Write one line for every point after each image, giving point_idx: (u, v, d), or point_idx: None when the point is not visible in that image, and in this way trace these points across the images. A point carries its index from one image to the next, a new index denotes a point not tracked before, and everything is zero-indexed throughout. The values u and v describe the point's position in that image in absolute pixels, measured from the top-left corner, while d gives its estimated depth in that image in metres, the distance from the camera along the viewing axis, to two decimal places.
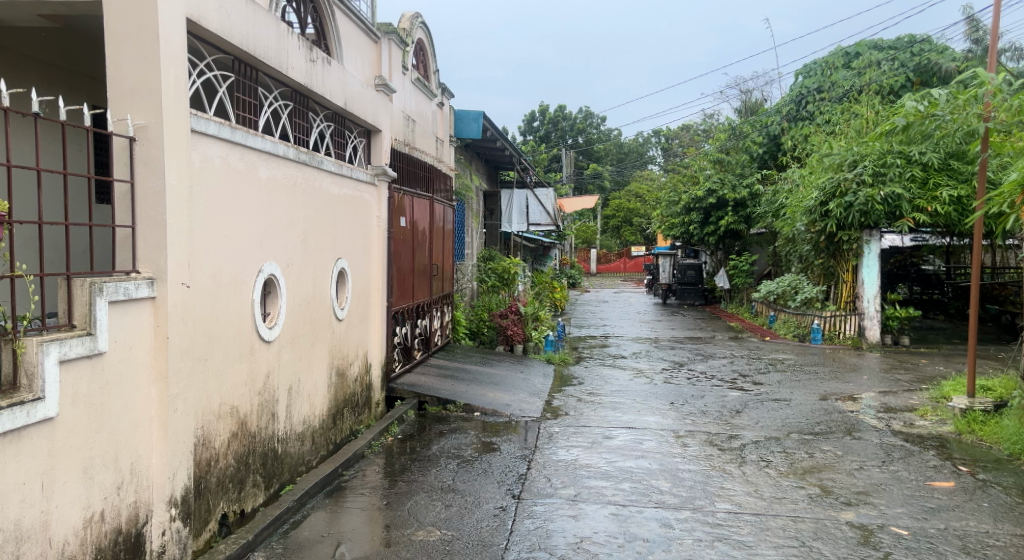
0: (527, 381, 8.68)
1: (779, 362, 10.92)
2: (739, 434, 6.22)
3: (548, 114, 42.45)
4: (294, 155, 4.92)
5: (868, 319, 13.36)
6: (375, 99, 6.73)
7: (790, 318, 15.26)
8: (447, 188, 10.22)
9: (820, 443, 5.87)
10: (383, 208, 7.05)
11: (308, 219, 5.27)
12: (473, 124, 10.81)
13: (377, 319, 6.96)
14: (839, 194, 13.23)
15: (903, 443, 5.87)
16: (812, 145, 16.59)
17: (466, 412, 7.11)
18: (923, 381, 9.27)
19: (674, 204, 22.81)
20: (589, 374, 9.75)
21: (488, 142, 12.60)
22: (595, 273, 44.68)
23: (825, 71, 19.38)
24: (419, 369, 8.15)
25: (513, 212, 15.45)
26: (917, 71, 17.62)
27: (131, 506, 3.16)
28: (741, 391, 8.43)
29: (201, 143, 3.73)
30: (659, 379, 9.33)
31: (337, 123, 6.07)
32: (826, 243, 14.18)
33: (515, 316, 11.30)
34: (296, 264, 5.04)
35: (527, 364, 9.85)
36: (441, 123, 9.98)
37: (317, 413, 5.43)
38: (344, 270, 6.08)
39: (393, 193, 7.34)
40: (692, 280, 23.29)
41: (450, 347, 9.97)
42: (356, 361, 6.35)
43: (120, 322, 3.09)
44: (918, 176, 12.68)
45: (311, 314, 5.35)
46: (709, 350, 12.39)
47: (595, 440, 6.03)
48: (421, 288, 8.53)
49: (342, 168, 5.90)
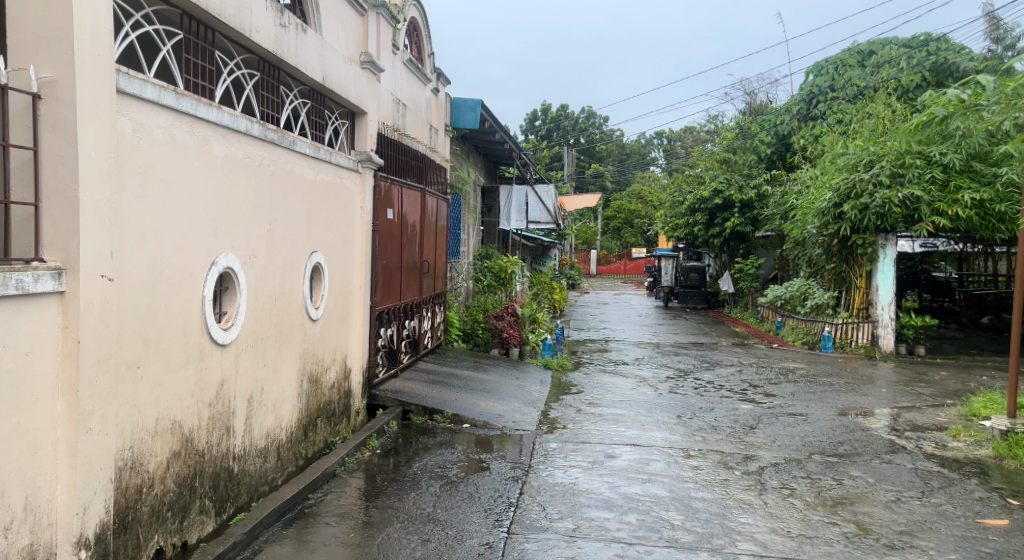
0: (523, 389, 8.08)
1: (791, 372, 10.30)
2: (756, 455, 5.61)
3: (550, 113, 41.63)
4: (260, 131, 4.32)
5: (882, 328, 12.78)
6: (360, 77, 6.12)
7: (798, 325, 14.61)
8: (441, 180, 9.62)
9: (848, 468, 5.29)
10: (368, 198, 6.44)
11: (278, 205, 4.68)
12: (470, 114, 10.19)
13: (358, 320, 6.38)
14: (855, 195, 12.65)
15: (940, 470, 5.30)
16: (825, 145, 15.97)
17: (455, 424, 6.48)
18: (948, 396, 8.70)
19: (678, 204, 22.19)
20: (589, 382, 9.14)
21: (487, 134, 11.99)
22: (595, 274, 43.97)
23: (838, 69, 18.80)
24: (406, 374, 7.53)
25: (512, 209, 14.84)
26: (933, 70, 17.08)
27: (25, 549, 2.55)
28: (753, 403, 7.82)
29: (134, 108, 3.11)
30: (664, 388, 8.73)
31: (314, 100, 5.46)
32: (838, 247, 13.59)
33: (512, 317, 10.74)
34: (259, 257, 4.43)
35: (523, 370, 9.23)
36: (435, 110, 9.39)
37: (284, 425, 4.82)
38: (320, 265, 5.47)
39: (379, 182, 6.73)
40: (695, 283, 22.63)
41: (441, 351, 9.35)
42: (332, 367, 5.74)
43: (10, 321, 2.48)
44: (938, 178, 12.12)
45: (280, 314, 4.76)
46: (716, 358, 11.76)
47: (596, 459, 5.42)
48: (410, 287, 7.95)
49: (319, 151, 5.30)
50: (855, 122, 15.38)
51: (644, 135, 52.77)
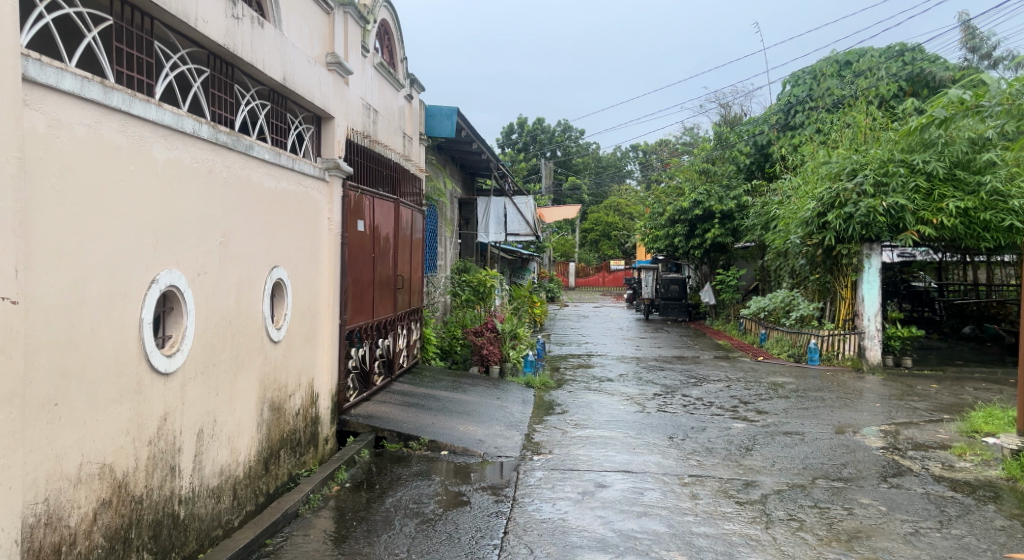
0: (505, 410, 7.64)
1: (781, 387, 9.95)
2: (756, 481, 5.22)
3: (527, 126, 41.33)
4: (209, 133, 3.87)
5: (869, 339, 12.51)
6: (326, 80, 5.69)
7: (783, 337, 14.34)
8: (416, 191, 9.20)
9: (856, 494, 4.93)
10: (336, 209, 6.01)
11: (233, 216, 4.23)
12: (447, 122, 9.78)
13: (326, 341, 5.94)
14: (839, 205, 12.41)
15: (954, 495, 4.96)
16: (806, 154, 15.78)
17: (432, 451, 6.02)
18: (944, 410, 8.40)
19: (657, 216, 21.93)
20: (572, 401, 8.73)
21: (464, 144, 11.62)
22: (574, 287, 43.65)
23: (815, 80, 18.63)
24: (380, 398, 7.06)
25: (490, 221, 14.45)
26: (909, 79, 16.96)
27: None
28: (746, 422, 7.46)
29: (47, 101, 2.67)
30: (652, 406, 8.34)
31: (275, 102, 5.02)
32: (823, 257, 13.33)
33: (492, 333, 10.34)
34: (210, 273, 3.96)
35: (504, 389, 8.79)
36: (409, 119, 8.98)
37: (241, 460, 4.34)
38: (281, 282, 5.00)
39: (348, 192, 6.29)
40: (676, 295, 22.35)
41: (417, 370, 8.88)
42: (296, 393, 5.26)
43: None
44: (923, 187, 11.88)
45: (236, 337, 4.31)
46: (703, 373, 11.40)
47: (586, 489, 5.00)
48: (384, 304, 7.51)
49: (280, 158, 4.86)
50: (835, 130, 15.19)
51: (620, 148, 52.78)
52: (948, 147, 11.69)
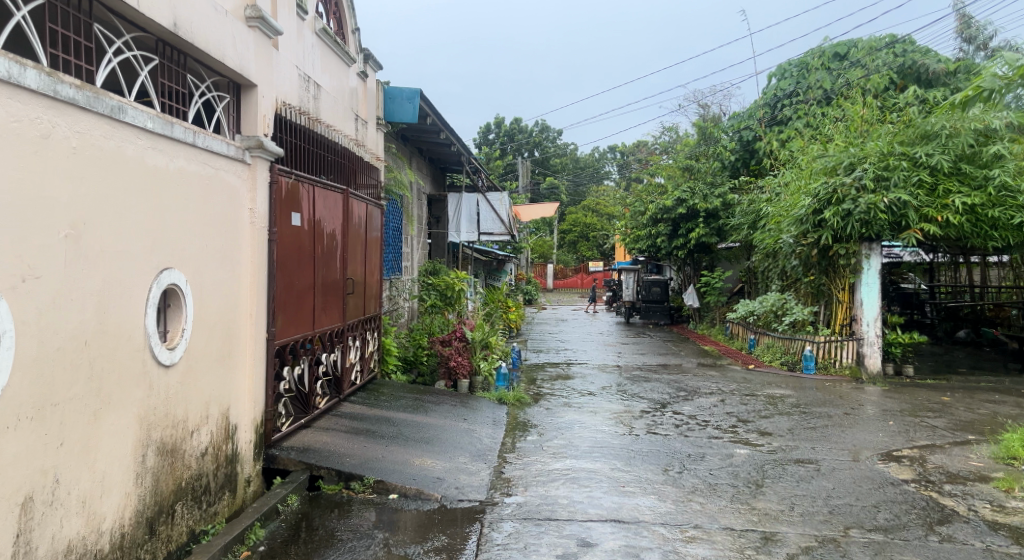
0: (472, 435, 6.58)
1: (779, 401, 8.99)
2: (776, 534, 4.25)
3: (503, 126, 40.32)
4: (40, 82, 2.84)
5: (868, 346, 11.61)
6: (245, 38, 4.61)
7: (774, 343, 13.37)
8: (372, 183, 8.11)
9: (903, 554, 3.97)
10: (261, 197, 4.92)
11: (93, 203, 3.17)
12: (408, 106, 8.70)
13: (247, 360, 4.86)
14: (836, 201, 11.48)
15: (1021, 552, 4.02)
16: (796, 147, 14.92)
17: (379, 495, 4.95)
18: (968, 429, 7.48)
19: (638, 215, 20.97)
20: (549, 421, 7.70)
21: (430, 133, 10.63)
22: (551, 289, 42.56)
23: (803, 72, 17.76)
24: (324, 425, 5.97)
25: (461, 219, 13.40)
26: (900, 71, 16.10)
27: None
28: (749, 447, 6.51)
29: None
30: (640, 427, 7.33)
31: (168, 58, 3.94)
32: (818, 258, 12.41)
33: (461, 343, 9.37)
34: (47, 278, 2.91)
35: (473, 408, 7.73)
36: (364, 101, 7.94)
37: (106, 527, 3.27)
38: (176, 288, 3.89)
39: (278, 178, 5.19)
40: (657, 298, 21.33)
41: (374, 388, 7.80)
42: (200, 429, 4.16)
43: None
44: (927, 181, 10.97)
45: (101, 364, 3.24)
46: (691, 384, 10.42)
47: (568, 551, 3.99)
48: (330, 312, 6.45)
49: (172, 128, 3.76)
50: (826, 123, 14.31)
51: (598, 149, 51.89)
52: (952, 138, 10.81)
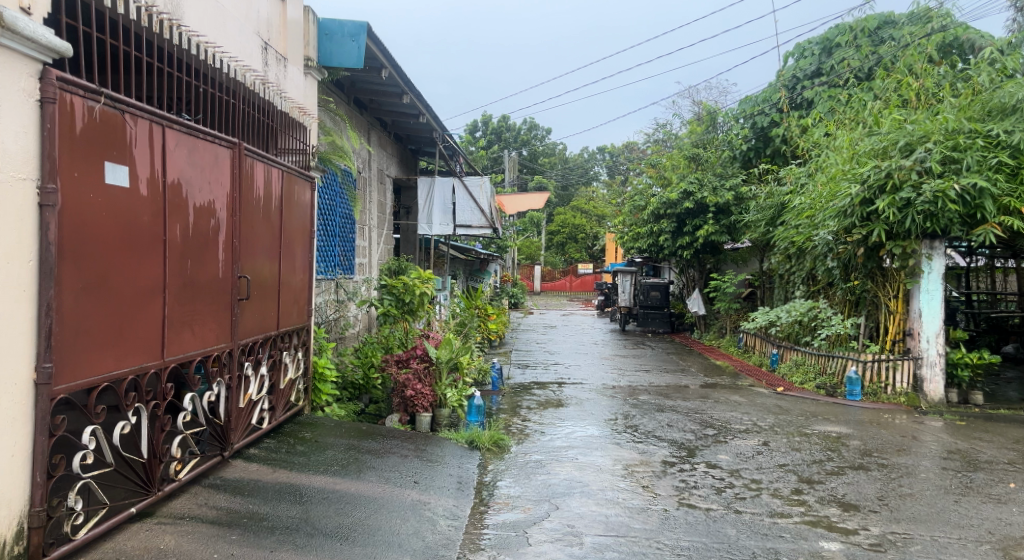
0: (423, 515, 4.35)
1: (842, 446, 6.79)
2: None
3: (490, 123, 38.27)
4: None
5: (928, 368, 9.46)
6: None
7: (805, 361, 11.24)
8: (297, 145, 5.79)
9: None
10: (11, 123, 2.77)
11: None
12: (349, 45, 6.44)
13: None
14: (891, 189, 9.28)
15: None
16: (824, 131, 12.79)
17: None
18: None
19: (637, 211, 18.71)
20: (540, 481, 5.46)
21: (387, 94, 8.38)
22: (540, 292, 40.25)
23: (827, 50, 15.60)
24: (181, 512, 3.72)
25: (433, 210, 11.08)
26: (942, 49, 13.87)
27: None
28: (837, 536, 4.34)
29: None
30: (669, 494, 5.12)
31: None
32: (863, 260, 10.24)
33: (422, 364, 7.07)
34: None
35: (433, 461, 5.48)
36: (281, 30, 5.69)
37: None
38: None
39: (61, 95, 2.94)
40: (656, 303, 19.18)
41: (292, 431, 5.53)
42: None
43: None
44: (1007, 164, 8.76)
45: None
46: (716, 415, 8.21)
47: None
48: (202, 330, 4.16)
49: None
50: (862, 101, 12.15)
51: (587, 149, 49.67)
52: None
